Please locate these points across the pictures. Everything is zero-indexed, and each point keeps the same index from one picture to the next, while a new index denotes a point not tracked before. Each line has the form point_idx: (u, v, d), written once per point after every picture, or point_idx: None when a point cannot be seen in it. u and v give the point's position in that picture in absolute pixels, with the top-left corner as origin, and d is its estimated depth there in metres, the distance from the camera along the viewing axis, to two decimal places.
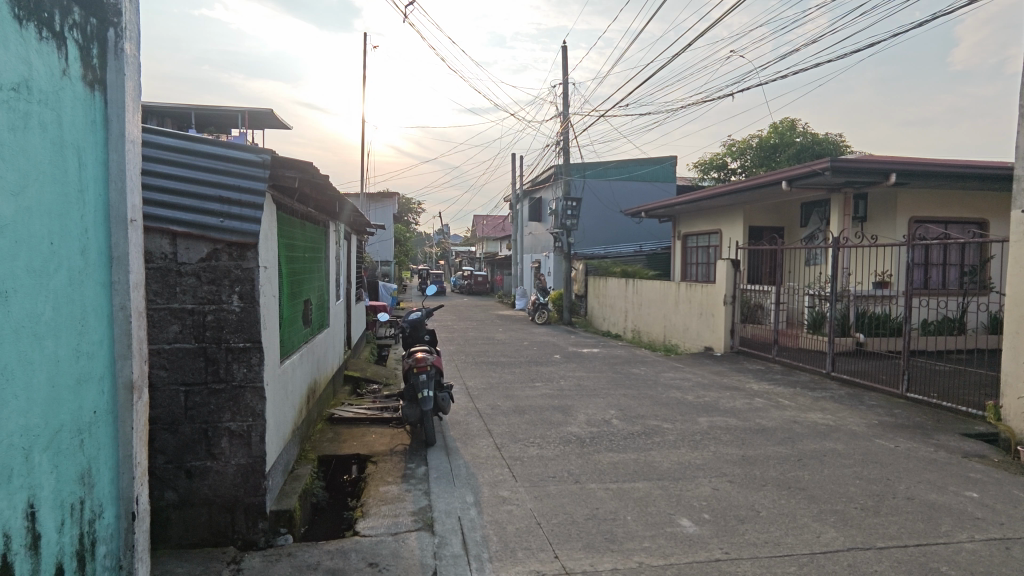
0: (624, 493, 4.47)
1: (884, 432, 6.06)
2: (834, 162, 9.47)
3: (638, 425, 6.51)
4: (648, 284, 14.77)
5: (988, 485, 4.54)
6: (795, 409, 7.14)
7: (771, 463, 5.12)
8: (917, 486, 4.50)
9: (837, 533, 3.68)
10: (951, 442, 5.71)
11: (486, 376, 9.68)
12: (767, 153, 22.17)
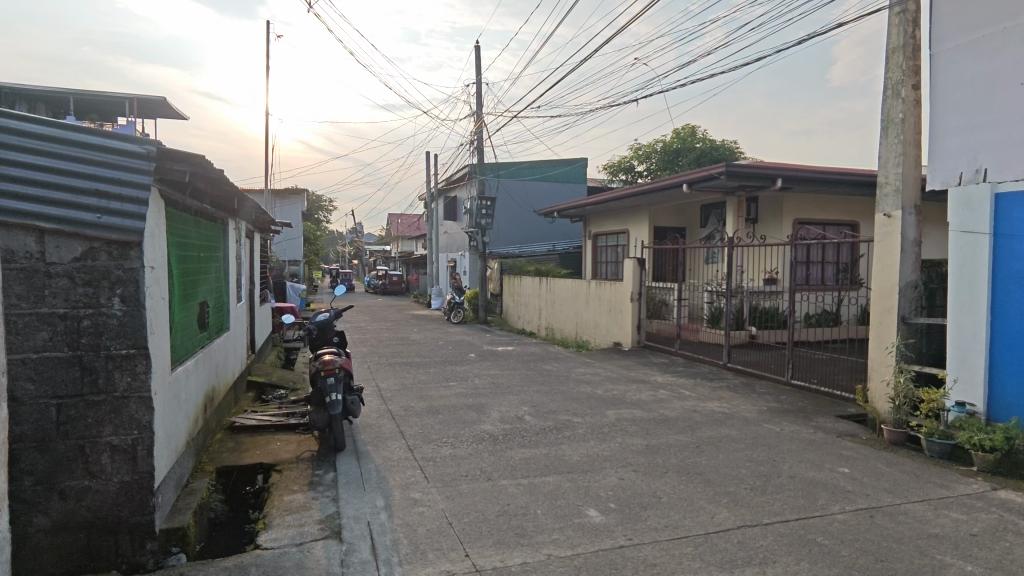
0: (534, 488, 4.55)
1: (772, 417, 6.58)
2: (728, 167, 10.13)
3: (550, 420, 6.66)
4: (560, 282, 15.14)
5: (857, 460, 5.04)
6: (694, 399, 7.58)
7: (672, 451, 5.41)
8: (798, 465, 4.92)
9: (729, 513, 3.95)
10: (828, 423, 6.29)
11: (399, 377, 9.52)
12: (670, 158, 23.39)
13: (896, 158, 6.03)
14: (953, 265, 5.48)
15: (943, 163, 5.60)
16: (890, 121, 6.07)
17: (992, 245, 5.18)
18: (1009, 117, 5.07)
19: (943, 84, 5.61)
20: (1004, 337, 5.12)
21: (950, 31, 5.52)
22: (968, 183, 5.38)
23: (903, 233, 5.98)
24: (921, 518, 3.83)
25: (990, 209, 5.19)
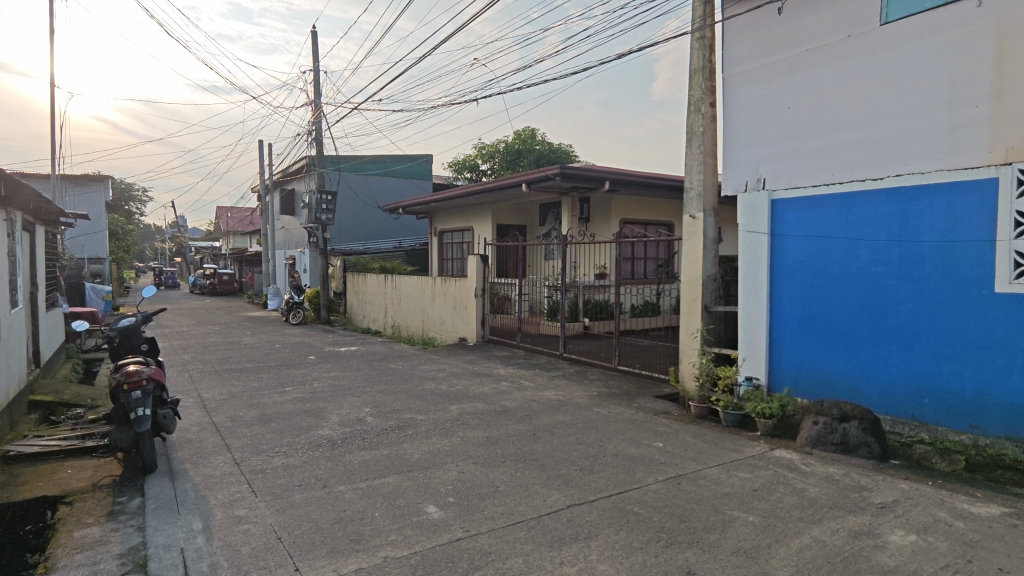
0: (373, 490, 4.43)
1: (601, 402, 7.12)
2: (562, 167, 10.73)
3: (393, 419, 6.54)
4: (405, 279, 14.93)
5: (670, 435, 5.66)
6: (533, 389, 7.95)
7: (511, 440, 5.62)
8: (622, 443, 5.40)
9: (559, 494, 4.20)
10: (647, 403, 6.97)
11: (226, 385, 8.70)
12: (512, 158, 24.21)
13: (698, 166, 6.85)
14: (742, 261, 6.38)
15: (734, 172, 6.48)
16: (692, 133, 6.87)
17: (771, 243, 6.10)
18: (781, 135, 6.02)
19: (733, 103, 6.49)
20: (779, 322, 6.08)
21: (738, 58, 6.40)
22: (753, 190, 6.28)
23: (704, 232, 6.82)
24: (717, 480, 4.40)
25: (768, 213, 6.11)
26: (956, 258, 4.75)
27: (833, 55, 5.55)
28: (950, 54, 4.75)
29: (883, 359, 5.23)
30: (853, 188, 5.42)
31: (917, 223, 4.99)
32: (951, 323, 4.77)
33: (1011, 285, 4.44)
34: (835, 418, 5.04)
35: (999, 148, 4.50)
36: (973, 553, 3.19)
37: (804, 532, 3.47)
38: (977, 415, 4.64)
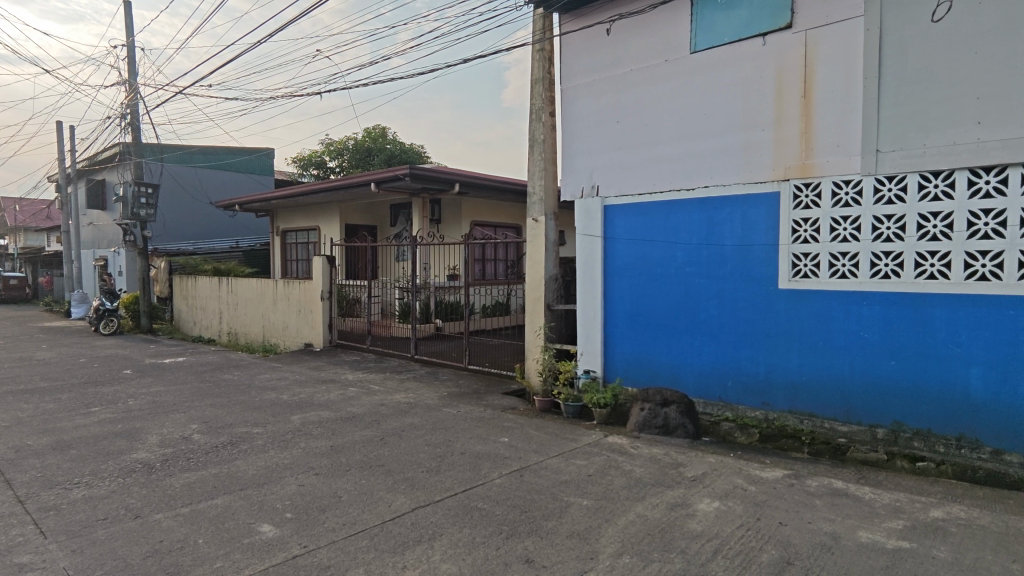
0: (196, 515, 4.01)
1: (451, 401, 7.18)
2: (412, 168, 10.68)
3: (224, 435, 5.99)
4: (243, 282, 13.75)
5: (515, 429, 5.88)
6: (383, 393, 7.77)
7: (356, 447, 5.44)
8: (469, 441, 5.49)
9: (405, 498, 4.15)
10: (495, 400, 7.17)
11: (10, 410, 7.32)
12: (362, 156, 23.41)
13: (539, 172, 7.19)
14: (579, 262, 6.81)
15: (572, 179, 6.91)
16: (534, 140, 7.20)
17: (604, 246, 6.60)
18: (612, 147, 6.53)
19: (570, 114, 6.91)
20: (612, 318, 6.59)
21: (574, 72, 6.84)
22: (588, 196, 6.74)
23: (545, 235, 7.19)
24: (556, 469, 4.66)
25: (601, 217, 6.59)
26: (750, 259, 5.51)
27: (653, 76, 6.14)
28: (744, 84, 5.51)
29: (697, 349, 5.90)
30: (670, 196, 6.05)
31: (720, 229, 5.70)
32: (747, 315, 5.54)
33: (790, 282, 5.26)
34: (657, 404, 5.59)
35: (780, 166, 5.32)
36: (762, 511, 3.73)
37: (630, 509, 3.81)
38: (767, 394, 5.44)
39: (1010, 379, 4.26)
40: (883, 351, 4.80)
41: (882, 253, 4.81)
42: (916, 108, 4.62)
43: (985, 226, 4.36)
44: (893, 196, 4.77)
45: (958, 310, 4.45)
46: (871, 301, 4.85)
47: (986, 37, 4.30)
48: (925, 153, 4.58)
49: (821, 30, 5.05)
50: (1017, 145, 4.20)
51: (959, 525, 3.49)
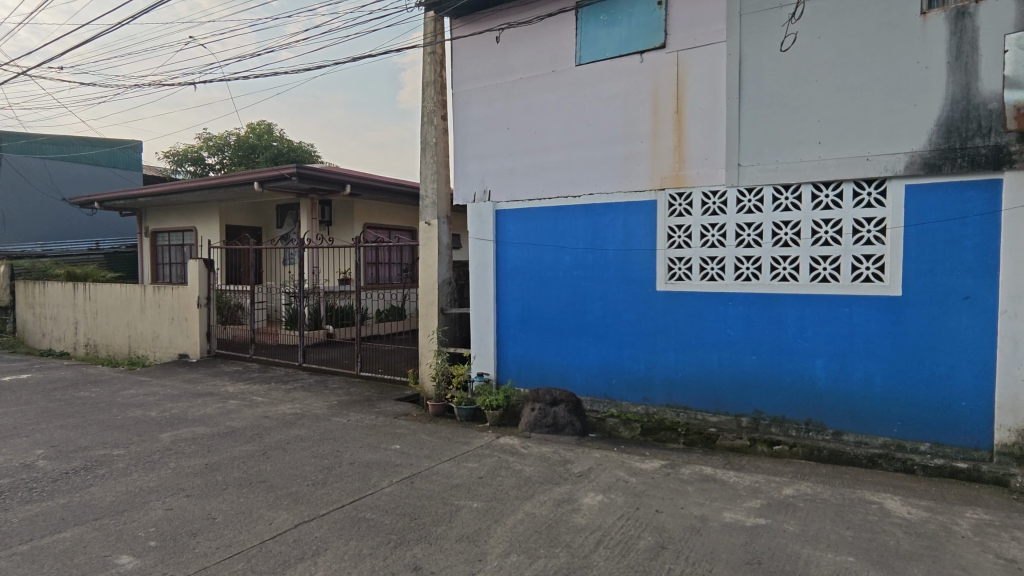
0: (38, 552, 3.55)
1: (340, 410, 6.92)
2: (299, 168, 10.19)
3: (78, 460, 5.35)
4: (103, 288, 12.37)
5: (407, 436, 5.79)
6: (266, 405, 7.33)
7: (234, 464, 5.08)
8: (358, 451, 5.33)
9: (287, 515, 3.95)
10: (388, 407, 7.02)
11: None
12: (246, 153, 21.94)
13: (432, 176, 7.15)
14: (472, 265, 6.85)
15: (464, 183, 6.94)
16: (426, 143, 7.14)
17: (495, 250, 6.70)
18: (502, 152, 6.65)
19: (461, 119, 6.95)
20: (504, 320, 6.70)
21: (466, 77, 6.89)
22: (480, 201, 6.80)
23: (438, 238, 7.16)
24: (448, 474, 4.65)
25: (493, 221, 6.68)
26: (631, 263, 5.84)
27: (541, 85, 6.34)
28: (624, 98, 5.84)
29: (584, 348, 6.16)
30: (558, 202, 6.26)
31: (604, 234, 5.98)
32: (630, 316, 5.86)
33: (667, 284, 5.64)
34: (547, 403, 5.76)
35: (656, 176, 5.68)
36: (640, 501, 3.96)
37: (519, 508, 3.89)
38: (647, 389, 5.78)
39: (846, 369, 4.86)
40: (745, 347, 5.28)
41: (744, 258, 5.29)
42: (770, 127, 5.14)
43: (826, 234, 4.93)
44: (752, 206, 5.26)
45: (805, 308, 5.00)
46: (735, 301, 5.32)
47: (825, 67, 4.88)
48: (778, 167, 5.11)
49: (690, 52, 5.47)
50: (850, 163, 4.79)
51: (805, 500, 3.92)
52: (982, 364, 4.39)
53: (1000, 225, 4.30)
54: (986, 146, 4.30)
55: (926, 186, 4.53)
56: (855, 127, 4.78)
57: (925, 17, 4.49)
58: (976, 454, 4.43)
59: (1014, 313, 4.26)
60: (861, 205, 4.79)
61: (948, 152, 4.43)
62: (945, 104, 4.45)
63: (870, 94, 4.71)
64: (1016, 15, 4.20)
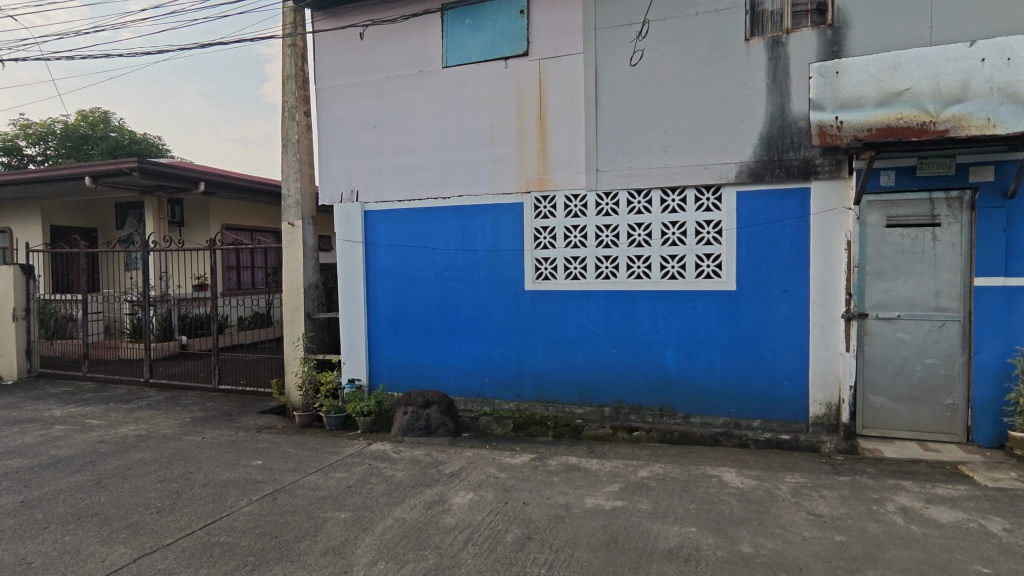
0: None
1: (194, 428, 6.35)
2: (141, 163, 9.18)
3: None
4: None
5: (271, 450, 5.45)
6: (103, 428, 6.50)
7: (60, 498, 4.46)
8: (213, 470, 4.92)
9: (125, 549, 3.54)
10: (249, 421, 6.56)
11: None
12: (76, 143, 19.39)
13: (294, 174, 6.79)
14: (340, 268, 6.61)
15: (329, 183, 6.67)
16: (288, 140, 6.77)
17: (365, 251, 6.51)
18: (369, 152, 6.49)
19: (325, 116, 6.67)
20: (376, 324, 6.55)
21: (329, 72, 6.63)
22: (347, 201, 6.58)
23: (303, 240, 6.82)
24: (314, 486, 4.44)
25: (361, 222, 6.50)
26: (500, 263, 5.97)
27: (408, 85, 6.27)
28: (490, 102, 5.96)
29: (457, 349, 6.20)
30: (427, 204, 6.24)
31: (474, 235, 6.06)
32: (500, 315, 6.00)
33: (535, 284, 5.85)
34: (419, 406, 5.71)
35: (522, 179, 5.86)
36: (509, 495, 4.06)
37: (388, 515, 3.82)
38: (518, 386, 5.96)
39: (693, 358, 5.35)
40: (607, 341, 5.62)
41: (603, 257, 5.63)
42: (623, 136, 5.52)
43: (673, 235, 5.39)
44: (610, 209, 5.61)
45: (657, 303, 5.44)
46: (596, 299, 5.64)
47: (669, 83, 5.33)
48: (631, 173, 5.50)
49: (551, 61, 5.72)
50: (691, 170, 5.28)
51: (658, 480, 4.27)
52: (799, 348, 5.05)
53: (810, 227, 4.97)
54: (797, 158, 4.97)
55: (753, 192, 5.12)
56: (695, 138, 5.28)
57: (749, 44, 5.07)
58: (795, 426, 5.09)
59: (822, 303, 4.95)
60: (702, 209, 5.30)
61: (769, 163, 5.05)
62: (766, 121, 5.06)
63: (706, 109, 5.23)
64: (818, 47, 4.88)
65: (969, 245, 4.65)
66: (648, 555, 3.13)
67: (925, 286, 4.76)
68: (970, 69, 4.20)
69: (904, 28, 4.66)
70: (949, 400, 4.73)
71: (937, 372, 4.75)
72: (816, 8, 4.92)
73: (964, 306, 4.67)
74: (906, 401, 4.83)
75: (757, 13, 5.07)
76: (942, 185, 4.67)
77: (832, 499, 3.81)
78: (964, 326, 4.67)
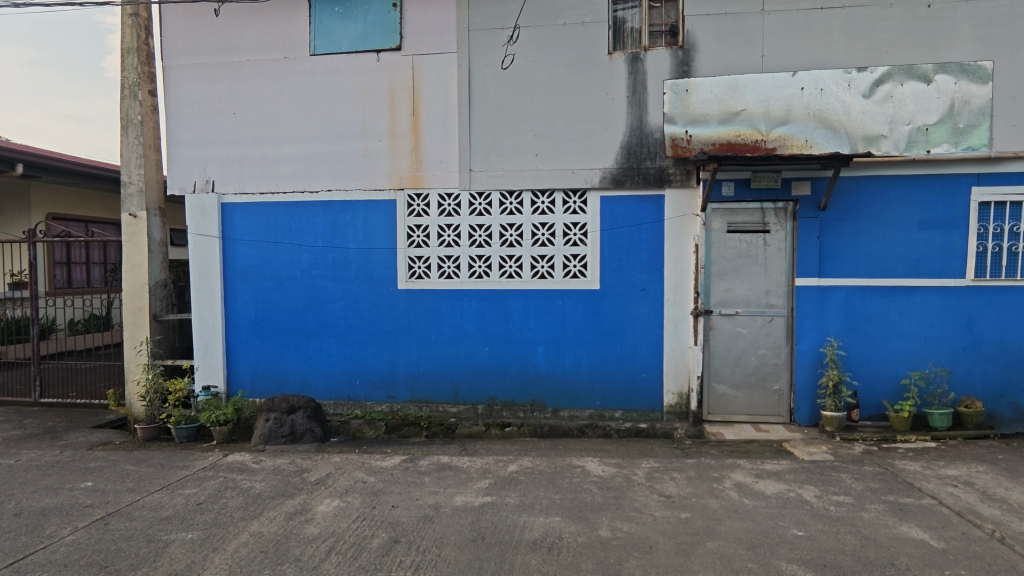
0: None
1: (5, 449, 5.45)
2: None
3: None
4: None
5: (105, 469, 4.84)
6: None
7: None
8: (29, 497, 4.26)
9: None
10: (79, 438, 5.77)
11: None
12: None
13: (136, 159, 6.08)
14: (192, 266, 6.03)
15: (180, 171, 6.07)
16: (128, 121, 6.05)
17: (221, 247, 6.01)
18: (227, 139, 5.99)
19: (175, 97, 6.05)
20: (234, 325, 6.07)
21: (179, 49, 6.03)
22: (201, 191, 6.02)
23: (148, 234, 6.13)
24: (156, 506, 4.01)
25: (217, 215, 5.98)
26: (371, 261, 5.81)
27: (270, 71, 5.88)
28: (361, 94, 5.77)
29: (325, 350, 5.93)
30: (292, 198, 5.90)
31: (343, 232, 5.84)
32: (371, 315, 5.83)
33: (407, 283, 5.76)
34: (283, 412, 5.39)
35: (394, 176, 5.74)
36: (377, 500, 3.96)
37: (243, 530, 3.56)
38: (390, 386, 5.85)
39: (561, 354, 5.58)
40: (480, 339, 5.69)
41: (476, 257, 5.67)
42: (496, 137, 5.61)
43: (542, 236, 5.57)
44: (482, 209, 5.67)
45: (527, 302, 5.60)
46: (469, 297, 5.68)
47: (539, 88, 5.51)
48: (503, 174, 5.59)
49: (424, 58, 5.66)
50: (560, 174, 5.49)
51: (526, 473, 4.39)
52: (655, 343, 5.46)
53: (664, 231, 5.39)
54: (654, 167, 5.36)
55: (615, 197, 5.45)
56: (562, 144, 5.50)
57: (611, 57, 5.38)
58: (652, 414, 5.49)
59: (675, 301, 5.39)
60: (569, 211, 5.54)
61: (629, 171, 5.40)
62: (626, 131, 5.40)
63: (573, 117, 5.47)
64: (670, 65, 5.30)
65: (791, 249, 5.31)
66: (513, 547, 3.21)
67: (758, 286, 5.36)
68: (792, 96, 4.80)
69: (741, 56, 5.21)
70: (776, 386, 5.38)
71: (767, 361, 5.37)
72: (669, 29, 5.35)
73: (787, 303, 5.33)
74: (743, 388, 5.41)
75: (619, 28, 5.40)
76: (771, 197, 5.28)
77: (679, 480, 4.17)
78: (788, 321, 5.33)
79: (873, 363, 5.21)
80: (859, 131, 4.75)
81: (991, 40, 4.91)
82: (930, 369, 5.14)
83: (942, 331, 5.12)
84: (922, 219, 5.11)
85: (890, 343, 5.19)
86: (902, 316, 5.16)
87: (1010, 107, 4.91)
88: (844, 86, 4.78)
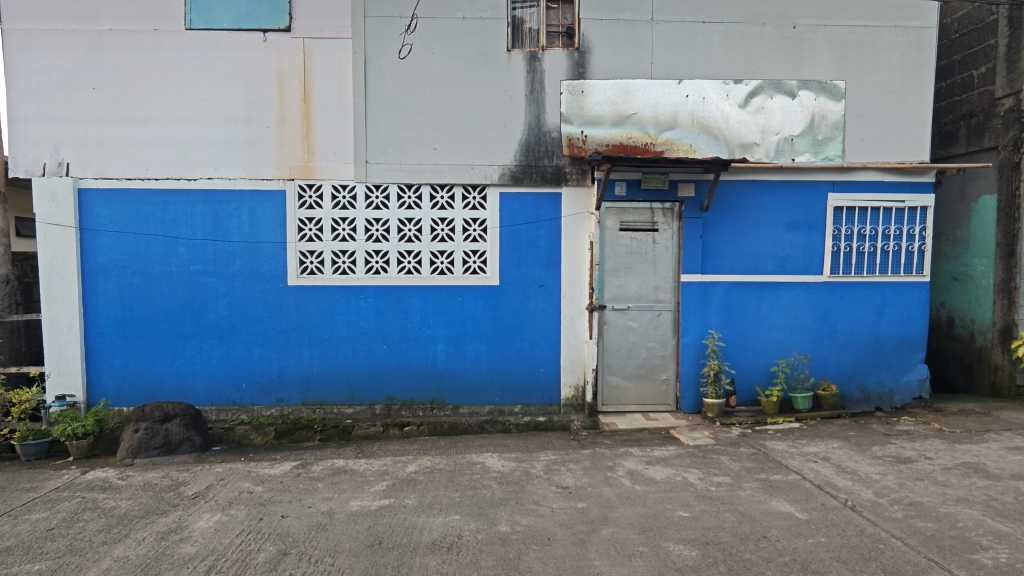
0: None
1: None
2: None
3: None
4: None
5: None
6: None
7: None
8: None
9: None
10: None
11: None
12: None
13: None
14: (41, 260, 5.30)
15: (25, 152, 5.31)
16: None
17: (78, 238, 5.34)
18: (85, 117, 5.33)
19: (17, 65, 5.28)
20: (95, 326, 5.42)
21: (22, 11, 5.25)
22: (51, 174, 5.30)
23: None
24: None
25: (73, 203, 5.30)
26: (258, 256, 5.43)
27: (138, 44, 5.30)
28: (245, 76, 5.37)
29: (205, 352, 5.47)
30: (165, 185, 5.37)
31: (226, 224, 5.40)
32: (258, 313, 5.46)
33: (298, 279, 5.44)
34: (156, 421, 4.89)
35: (284, 166, 5.40)
36: (264, 510, 3.71)
37: (105, 555, 3.19)
38: (280, 389, 5.51)
39: (461, 350, 5.54)
40: (377, 337, 5.51)
41: (373, 252, 5.48)
42: (393, 130, 5.44)
43: (442, 231, 5.50)
44: (379, 203, 5.48)
45: (426, 298, 5.50)
46: (365, 294, 5.48)
47: (437, 81, 5.42)
48: (401, 167, 5.45)
49: (316, 42, 5.36)
50: (458, 169, 5.45)
51: (425, 473, 4.31)
52: (553, 337, 5.58)
53: (561, 228, 5.51)
54: (551, 166, 5.47)
55: (514, 193, 5.49)
56: (461, 138, 5.45)
57: (510, 54, 5.41)
58: (550, 407, 5.62)
59: (571, 296, 5.55)
60: (468, 207, 5.50)
61: (527, 168, 5.46)
62: (524, 129, 5.46)
63: (472, 112, 5.44)
64: (567, 67, 5.42)
65: (677, 247, 5.64)
66: (412, 550, 3.13)
67: (647, 282, 5.64)
68: (678, 103, 5.24)
69: (632, 62, 5.44)
70: (663, 376, 5.70)
71: (656, 353, 5.68)
72: (566, 31, 5.45)
73: (673, 298, 5.66)
74: (634, 380, 5.68)
75: (517, 27, 5.43)
76: (659, 197, 5.57)
77: (576, 470, 4.29)
78: (674, 314, 5.66)
79: (747, 352, 5.67)
80: (736, 138, 5.31)
81: (844, 63, 5.49)
82: (795, 357, 5.68)
83: (804, 322, 5.68)
84: (788, 220, 5.62)
85: (762, 334, 5.67)
86: (772, 309, 5.66)
87: (858, 123, 5.54)
88: (723, 95, 5.30)
